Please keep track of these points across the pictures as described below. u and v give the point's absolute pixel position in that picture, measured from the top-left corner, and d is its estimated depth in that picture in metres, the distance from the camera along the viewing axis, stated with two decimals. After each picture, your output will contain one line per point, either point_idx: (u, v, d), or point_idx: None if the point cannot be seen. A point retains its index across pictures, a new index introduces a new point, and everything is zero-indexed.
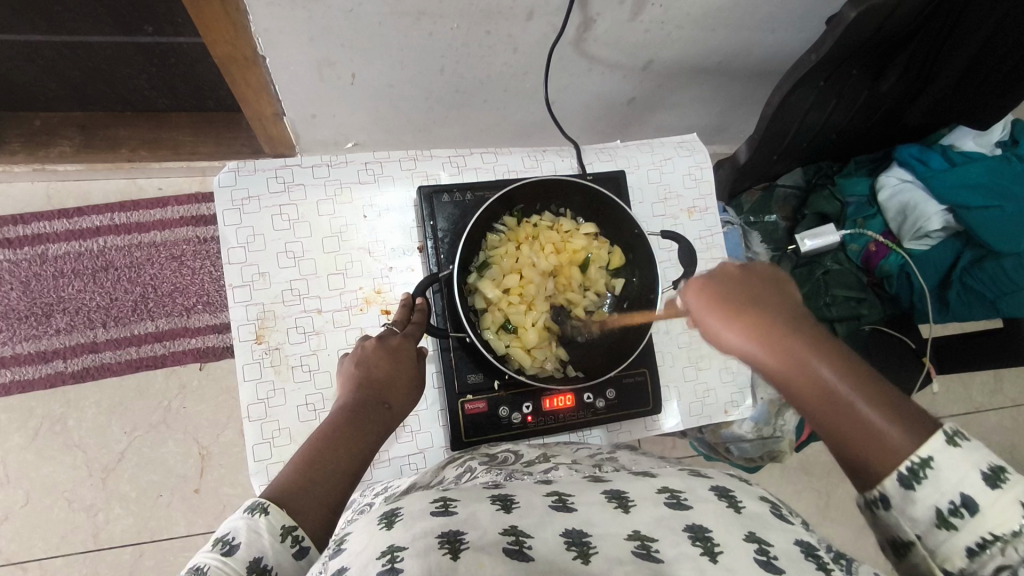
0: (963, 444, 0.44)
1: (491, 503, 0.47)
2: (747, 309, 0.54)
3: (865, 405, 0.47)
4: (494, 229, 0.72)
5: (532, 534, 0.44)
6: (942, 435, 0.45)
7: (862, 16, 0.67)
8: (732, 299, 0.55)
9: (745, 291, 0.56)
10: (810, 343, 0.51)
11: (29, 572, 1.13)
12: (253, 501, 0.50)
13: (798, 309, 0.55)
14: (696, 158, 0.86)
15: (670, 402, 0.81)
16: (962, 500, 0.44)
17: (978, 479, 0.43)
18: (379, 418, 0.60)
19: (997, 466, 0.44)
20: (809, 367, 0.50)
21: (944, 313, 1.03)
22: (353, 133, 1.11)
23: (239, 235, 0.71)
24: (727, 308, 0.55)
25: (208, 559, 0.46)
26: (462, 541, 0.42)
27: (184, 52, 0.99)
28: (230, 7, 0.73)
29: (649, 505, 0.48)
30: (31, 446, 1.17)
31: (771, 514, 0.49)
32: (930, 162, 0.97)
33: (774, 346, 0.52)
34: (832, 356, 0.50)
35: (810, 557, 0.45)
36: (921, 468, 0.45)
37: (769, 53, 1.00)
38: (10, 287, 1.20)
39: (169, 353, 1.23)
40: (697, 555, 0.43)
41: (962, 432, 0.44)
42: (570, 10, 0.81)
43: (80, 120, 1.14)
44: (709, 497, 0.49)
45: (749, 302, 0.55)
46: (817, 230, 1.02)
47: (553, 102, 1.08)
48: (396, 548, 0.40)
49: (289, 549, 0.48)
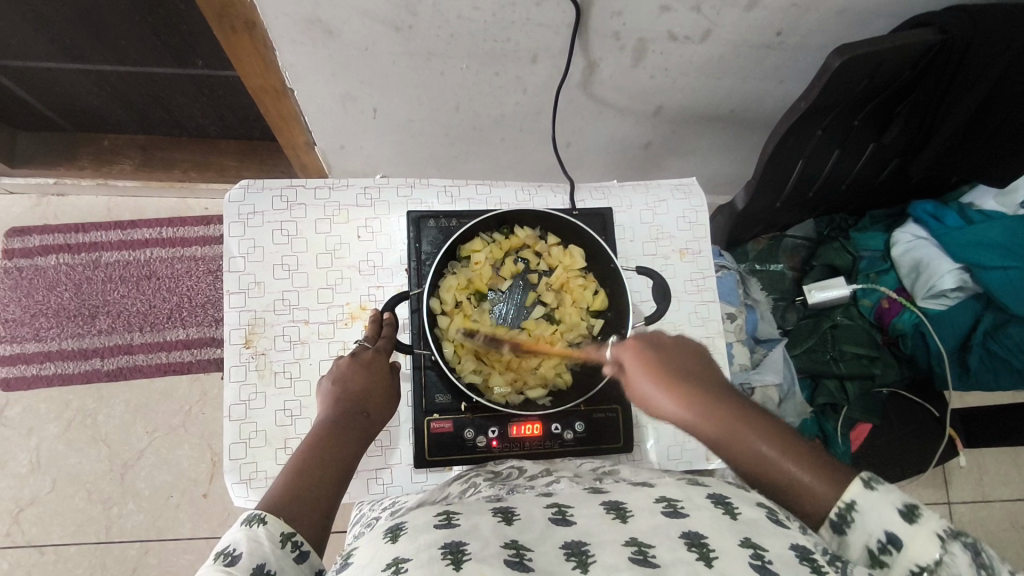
0: (878, 487, 0.50)
1: (493, 516, 0.46)
2: (680, 381, 0.59)
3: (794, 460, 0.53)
4: (482, 236, 0.74)
5: (532, 548, 0.43)
6: (860, 481, 0.51)
7: (846, 62, 0.68)
8: (664, 369, 0.60)
9: (673, 356, 0.62)
10: (737, 407, 0.57)
11: (44, 556, 1.19)
12: (250, 514, 0.52)
13: (710, 375, 0.61)
14: (692, 203, 0.87)
15: (644, 442, 0.79)
16: (888, 536, 0.49)
17: (895, 516, 0.49)
18: (357, 426, 0.65)
19: (912, 506, 0.49)
20: (746, 439, 0.55)
21: (964, 378, 1.01)
22: (380, 164, 1.17)
23: (241, 246, 0.77)
24: (658, 373, 0.60)
25: (212, 571, 0.47)
26: (465, 552, 0.41)
27: (230, 84, 1.08)
28: (258, 43, 0.80)
29: (647, 515, 0.46)
30: (62, 436, 1.25)
31: (765, 519, 0.46)
32: (945, 219, 0.98)
33: (707, 412, 0.56)
34: (759, 425, 0.55)
35: (804, 561, 0.42)
36: (846, 512, 0.50)
37: (782, 105, 1.00)
38: (65, 288, 1.32)
39: (195, 360, 1.30)
40: (693, 561, 0.41)
41: (877, 477, 0.51)
42: (573, 54, 0.84)
43: (140, 141, 1.28)
44: (705, 505, 0.47)
45: (678, 369, 0.60)
46: (824, 284, 1.06)
47: (568, 144, 1.11)
48: (402, 561, 0.41)
49: (290, 553, 0.52)
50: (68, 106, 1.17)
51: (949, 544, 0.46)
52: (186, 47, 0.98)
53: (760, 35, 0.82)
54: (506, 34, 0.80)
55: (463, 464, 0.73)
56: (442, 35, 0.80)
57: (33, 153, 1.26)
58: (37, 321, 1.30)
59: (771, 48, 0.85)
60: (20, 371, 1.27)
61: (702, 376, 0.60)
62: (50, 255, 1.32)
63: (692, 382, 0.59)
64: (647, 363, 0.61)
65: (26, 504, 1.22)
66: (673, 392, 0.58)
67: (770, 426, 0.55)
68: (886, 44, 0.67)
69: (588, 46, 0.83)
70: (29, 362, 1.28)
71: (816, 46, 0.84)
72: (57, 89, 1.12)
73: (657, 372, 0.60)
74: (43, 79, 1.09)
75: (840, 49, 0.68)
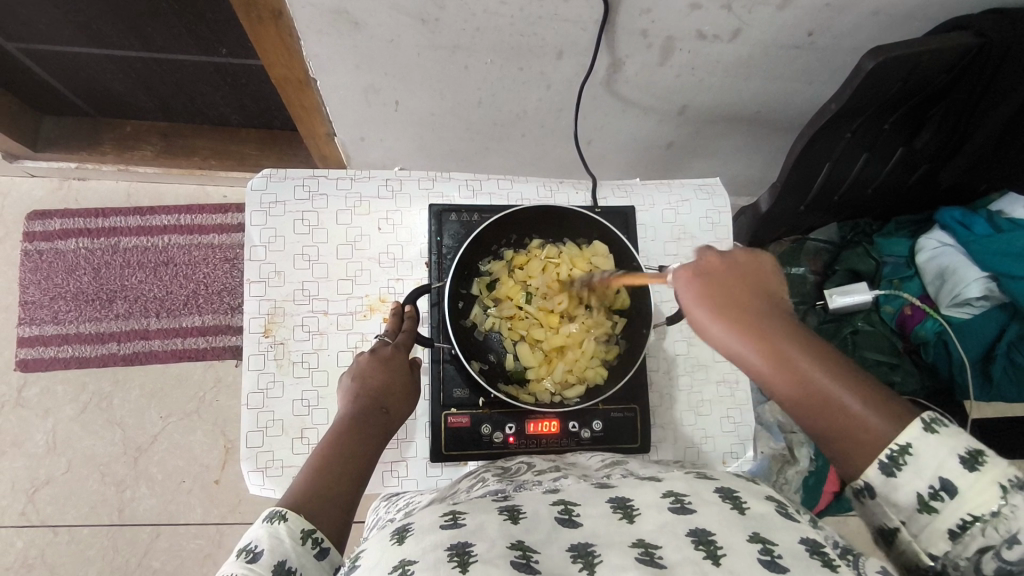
0: (942, 429, 0.47)
1: (499, 514, 0.46)
2: (742, 311, 0.52)
3: (855, 399, 0.49)
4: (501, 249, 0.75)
5: (539, 549, 0.42)
6: (920, 422, 0.48)
7: (881, 64, 0.66)
8: (722, 297, 0.52)
9: (731, 275, 0.54)
10: (794, 337, 0.51)
11: (58, 536, 1.21)
12: (271, 511, 0.53)
13: (779, 305, 0.53)
14: (714, 203, 0.86)
15: (662, 443, 0.79)
16: (942, 485, 0.46)
17: (957, 464, 0.46)
18: (376, 420, 0.65)
19: (976, 451, 0.46)
20: (813, 378, 0.50)
21: (986, 389, 1.01)
22: (399, 157, 1.16)
23: (262, 235, 0.78)
24: (717, 302, 0.52)
25: (235, 569, 0.47)
26: (472, 554, 0.41)
27: (253, 73, 1.08)
28: (284, 33, 0.80)
29: (654, 513, 0.45)
30: (77, 418, 1.26)
31: (775, 513, 0.45)
32: (973, 227, 0.96)
33: (768, 346, 0.50)
34: (828, 365, 0.50)
35: (815, 555, 0.42)
36: (901, 455, 0.47)
37: (809, 108, 0.99)
38: (84, 272, 1.33)
39: (211, 348, 1.31)
40: (700, 559, 0.40)
41: (940, 420, 0.47)
42: (598, 50, 0.83)
43: (163, 128, 1.29)
44: (713, 500, 0.46)
45: (732, 291, 0.53)
46: (846, 288, 1.04)
47: (590, 141, 1.10)
48: (409, 562, 0.41)
49: (311, 551, 0.52)
50: (92, 91, 1.18)
51: (1011, 496, 0.44)
52: (211, 35, 0.98)
53: (789, 35, 0.81)
54: (532, 29, 0.80)
55: (479, 459, 0.73)
56: (468, 28, 0.80)
57: (57, 137, 1.27)
58: (56, 304, 1.31)
59: (800, 49, 0.83)
60: (38, 352, 1.28)
61: (758, 299, 0.53)
62: (70, 239, 1.33)
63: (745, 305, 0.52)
64: (697, 282, 0.54)
65: (41, 484, 1.23)
66: (719, 315, 0.52)
67: (832, 363, 0.51)
68: (923, 47, 0.66)
69: (615, 43, 0.82)
70: (48, 344, 1.29)
71: (847, 48, 0.83)
72: (82, 74, 1.12)
73: (706, 292, 0.53)
74: (69, 63, 1.09)
75: (874, 51, 0.67)
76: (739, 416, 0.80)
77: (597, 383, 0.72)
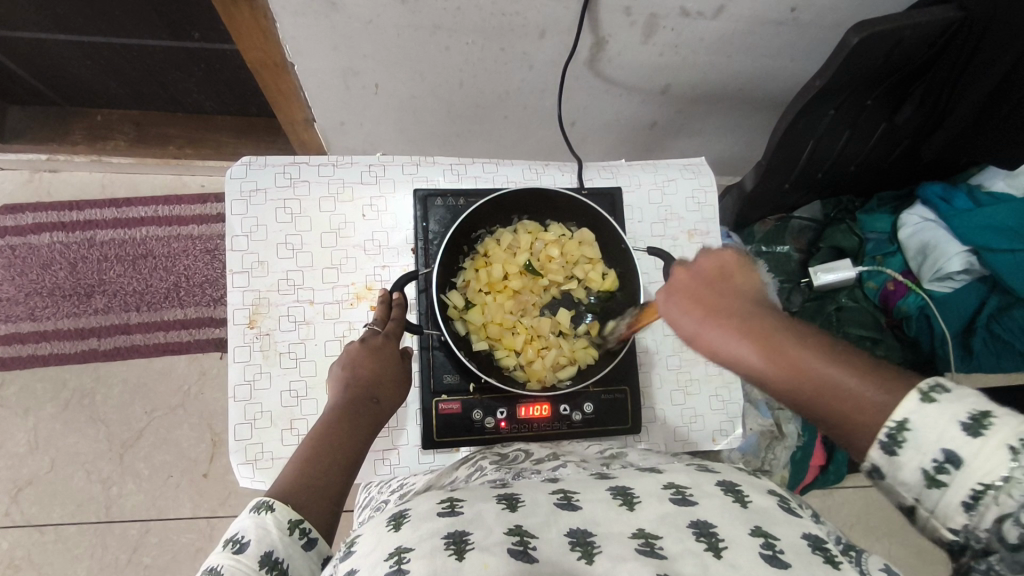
0: (940, 396, 0.41)
1: (497, 503, 0.45)
2: (715, 307, 0.51)
3: (854, 379, 0.45)
4: (478, 233, 0.74)
5: (537, 534, 0.42)
6: (917, 394, 0.42)
7: (866, 40, 0.66)
8: (696, 295, 0.53)
9: (705, 275, 0.54)
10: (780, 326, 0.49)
11: (44, 535, 1.19)
12: (259, 501, 0.53)
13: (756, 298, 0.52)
14: (700, 182, 0.85)
15: (653, 423, 0.79)
16: (947, 456, 0.40)
17: (957, 431, 0.40)
18: (370, 414, 0.64)
19: (981, 412, 0.40)
20: (798, 361, 0.46)
21: (966, 360, 1.04)
22: (380, 143, 1.14)
23: (243, 224, 0.76)
24: (693, 302, 0.53)
25: (222, 559, 0.48)
26: (468, 542, 0.40)
27: (227, 58, 1.05)
28: (259, 15, 0.77)
29: (654, 503, 0.45)
30: (59, 416, 1.24)
31: (777, 507, 0.46)
32: (954, 201, 0.99)
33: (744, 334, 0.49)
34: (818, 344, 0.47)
35: (817, 550, 0.42)
36: (899, 432, 0.42)
37: (794, 85, 0.99)
38: (59, 267, 1.30)
39: (194, 340, 1.29)
40: (701, 551, 0.41)
41: (940, 386, 0.42)
42: (581, 29, 0.82)
43: (135, 117, 1.25)
44: (715, 492, 0.47)
45: (711, 279, 0.54)
46: (830, 266, 1.06)
47: (573, 123, 1.09)
48: (404, 550, 0.40)
49: (298, 541, 0.52)
50: (59, 79, 1.14)
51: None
52: (182, 19, 0.95)
53: (774, 11, 0.80)
54: (514, 8, 0.78)
55: (471, 446, 0.73)
56: (449, 7, 0.78)
57: (26, 127, 1.23)
58: (32, 300, 1.28)
59: (783, 25, 0.83)
60: (15, 350, 1.25)
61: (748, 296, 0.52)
62: (44, 232, 1.30)
63: (722, 301, 0.52)
64: (675, 286, 0.55)
65: (25, 484, 1.21)
66: (689, 299, 0.53)
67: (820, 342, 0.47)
68: (905, 21, 0.66)
69: (598, 21, 0.81)
70: (25, 341, 1.26)
71: (830, 23, 0.83)
72: (48, 61, 1.08)
73: (682, 293, 0.53)
74: (35, 52, 1.06)
75: (859, 26, 0.67)
76: (728, 395, 0.80)
77: (589, 363, 0.72)
